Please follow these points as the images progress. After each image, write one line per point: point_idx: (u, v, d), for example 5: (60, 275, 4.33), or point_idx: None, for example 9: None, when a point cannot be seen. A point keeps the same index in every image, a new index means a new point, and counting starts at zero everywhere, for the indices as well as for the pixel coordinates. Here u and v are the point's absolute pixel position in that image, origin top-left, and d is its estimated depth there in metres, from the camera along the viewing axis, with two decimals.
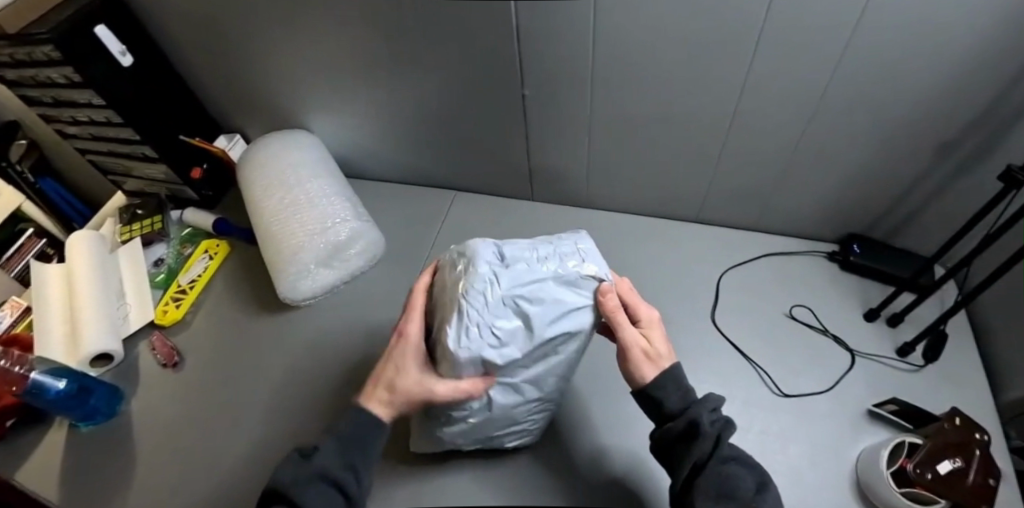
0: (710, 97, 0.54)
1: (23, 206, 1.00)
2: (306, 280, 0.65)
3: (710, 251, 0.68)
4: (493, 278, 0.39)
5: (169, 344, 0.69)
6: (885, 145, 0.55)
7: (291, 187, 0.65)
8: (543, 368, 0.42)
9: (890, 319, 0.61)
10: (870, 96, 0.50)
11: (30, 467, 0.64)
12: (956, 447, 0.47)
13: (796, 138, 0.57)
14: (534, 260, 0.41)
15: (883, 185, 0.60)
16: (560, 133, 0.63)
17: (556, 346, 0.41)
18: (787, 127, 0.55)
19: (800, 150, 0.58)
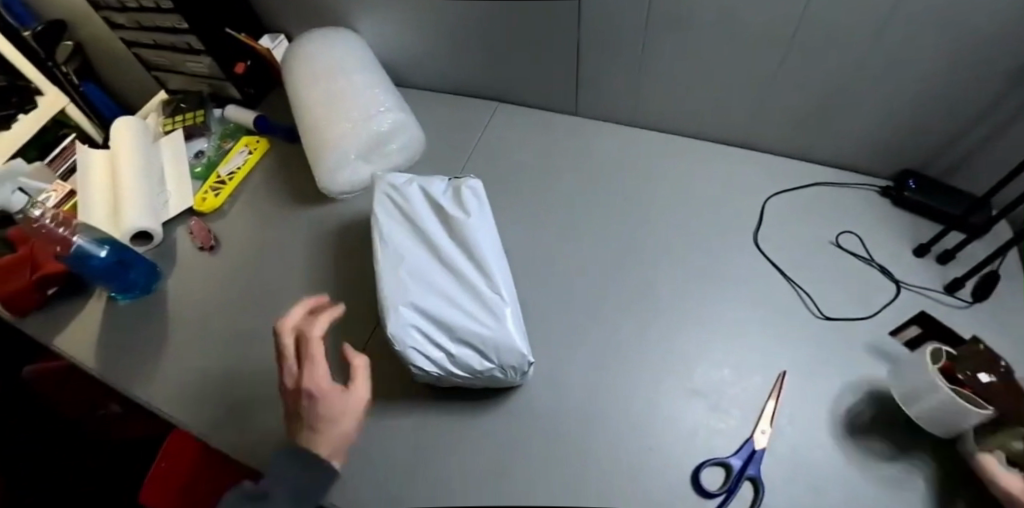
0: (773, 9, 0.51)
1: (67, 108, 1.00)
2: (345, 170, 0.65)
3: (757, 177, 0.66)
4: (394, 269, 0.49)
5: (207, 229, 0.70)
6: (955, 76, 0.51)
7: (335, 77, 0.65)
8: (480, 350, 0.45)
9: (941, 256, 0.58)
10: (946, 17, 0.47)
11: (70, 331, 0.66)
12: (982, 364, 0.43)
13: (859, 61, 0.54)
14: (419, 257, 0.49)
15: (950, 120, 0.57)
16: (612, 43, 0.61)
17: (466, 329, 0.45)
18: (851, 47, 0.52)
19: (862, 74, 0.55)
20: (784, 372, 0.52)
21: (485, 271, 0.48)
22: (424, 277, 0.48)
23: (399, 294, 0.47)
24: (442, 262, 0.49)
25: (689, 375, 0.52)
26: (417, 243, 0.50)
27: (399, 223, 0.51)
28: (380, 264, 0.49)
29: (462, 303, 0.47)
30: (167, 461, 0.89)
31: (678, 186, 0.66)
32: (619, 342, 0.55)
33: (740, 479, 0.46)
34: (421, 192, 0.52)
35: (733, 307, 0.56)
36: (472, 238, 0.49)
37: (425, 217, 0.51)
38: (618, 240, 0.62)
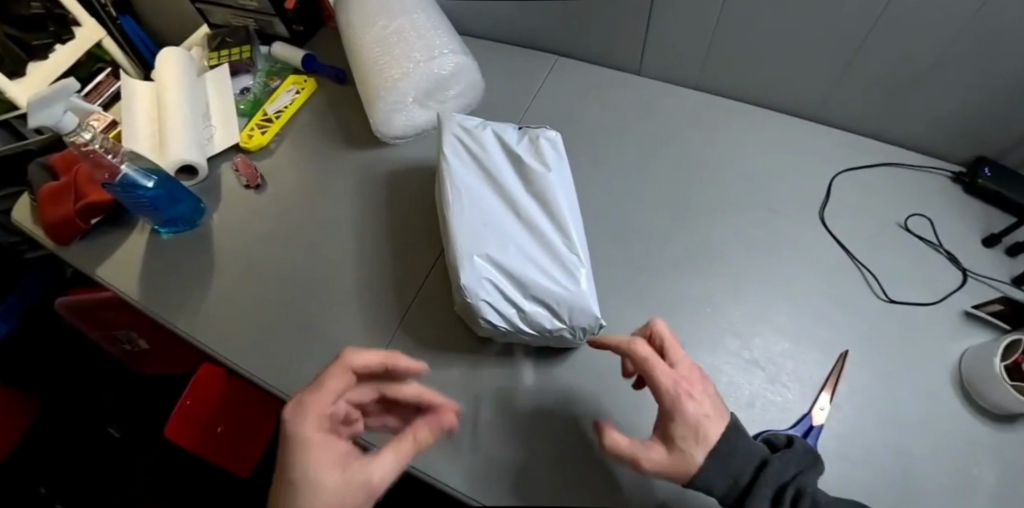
0: None
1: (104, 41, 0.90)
2: (401, 115, 0.63)
3: (823, 154, 0.64)
4: (464, 215, 0.47)
5: (253, 167, 0.68)
6: None
7: (396, 15, 0.63)
8: (554, 308, 0.44)
9: (1011, 248, 0.56)
10: None
11: (114, 263, 0.65)
12: None
13: (951, 38, 0.51)
14: (489, 205, 0.48)
15: None
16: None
17: (538, 286, 0.44)
18: (947, 20, 0.50)
19: (953, 53, 0.52)
20: (845, 352, 0.51)
21: (564, 230, 0.47)
22: (497, 227, 0.47)
23: (473, 241, 0.45)
24: (516, 213, 0.47)
25: (747, 346, 0.52)
26: (489, 189, 0.49)
27: (474, 168, 0.49)
28: (452, 208, 0.47)
29: (536, 258, 0.46)
30: (190, 399, 0.84)
31: (741, 159, 0.64)
32: (677, 309, 0.54)
33: None
34: (495, 139, 0.50)
35: (792, 282, 0.55)
36: (549, 193, 0.48)
37: (497, 163, 0.49)
38: (677, 207, 0.61)
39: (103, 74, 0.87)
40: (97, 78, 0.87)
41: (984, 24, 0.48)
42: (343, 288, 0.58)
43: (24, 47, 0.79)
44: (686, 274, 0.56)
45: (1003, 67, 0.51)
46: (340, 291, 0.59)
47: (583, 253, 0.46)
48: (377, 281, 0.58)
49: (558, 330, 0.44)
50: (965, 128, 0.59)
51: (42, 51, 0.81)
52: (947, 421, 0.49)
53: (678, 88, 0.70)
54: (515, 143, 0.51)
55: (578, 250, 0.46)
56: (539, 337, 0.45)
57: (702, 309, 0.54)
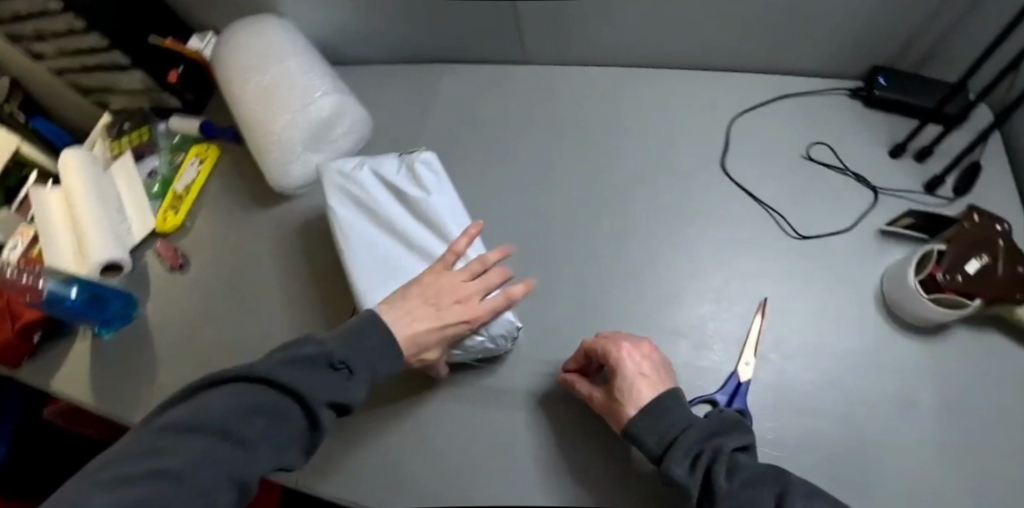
0: None
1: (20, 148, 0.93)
2: (295, 166, 0.63)
3: (719, 101, 0.63)
4: (363, 260, 0.48)
5: (175, 248, 0.69)
6: None
7: (266, 70, 0.63)
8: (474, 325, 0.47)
9: (919, 153, 0.56)
10: None
11: (66, 374, 0.66)
12: (981, 243, 0.47)
13: None
14: (386, 244, 0.48)
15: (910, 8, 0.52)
16: None
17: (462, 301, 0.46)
18: None
19: None
20: (765, 300, 0.51)
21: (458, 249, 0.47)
22: (397, 263, 0.48)
23: (374, 285, 0.47)
24: (411, 244, 0.48)
25: (673, 316, 0.52)
26: (378, 227, 0.49)
27: (361, 209, 0.49)
28: (348, 257, 0.48)
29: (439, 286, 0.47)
30: None
31: (640, 126, 0.63)
32: (597, 294, 0.54)
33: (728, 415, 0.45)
34: (374, 175, 0.50)
35: (706, 240, 0.55)
36: (436, 218, 0.48)
37: (381, 199, 0.49)
38: (587, 191, 0.60)
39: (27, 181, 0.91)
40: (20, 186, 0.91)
41: None
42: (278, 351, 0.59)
43: None
44: (601, 257, 0.56)
45: None
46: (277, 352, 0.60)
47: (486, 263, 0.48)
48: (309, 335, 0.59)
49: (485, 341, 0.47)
50: (849, 43, 0.58)
51: None
52: (877, 345, 0.49)
53: (567, 68, 0.69)
54: (395, 174, 0.50)
55: (477, 263, 0.47)
56: (467, 353, 0.48)
57: (622, 289, 0.54)
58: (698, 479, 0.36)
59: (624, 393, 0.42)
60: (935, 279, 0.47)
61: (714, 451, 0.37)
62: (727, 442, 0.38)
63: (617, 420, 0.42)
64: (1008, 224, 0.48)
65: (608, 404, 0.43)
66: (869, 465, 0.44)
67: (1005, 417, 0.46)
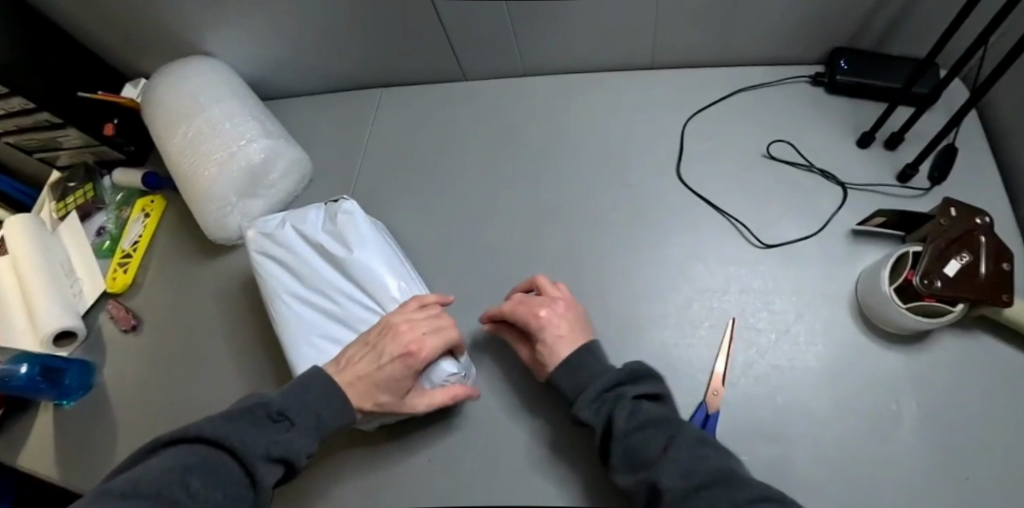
0: None
1: None
2: (232, 217, 0.59)
3: (672, 101, 0.59)
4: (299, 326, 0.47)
5: (126, 309, 0.67)
6: None
7: (193, 118, 0.60)
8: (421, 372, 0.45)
9: (888, 141, 0.51)
10: None
11: (30, 449, 0.65)
12: (959, 242, 0.43)
13: None
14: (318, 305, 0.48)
15: None
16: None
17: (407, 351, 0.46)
18: None
19: None
20: (734, 320, 0.48)
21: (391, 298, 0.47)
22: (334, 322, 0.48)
23: (310, 353, 0.46)
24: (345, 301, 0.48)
25: (634, 344, 0.49)
26: (308, 289, 0.48)
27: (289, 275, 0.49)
28: (281, 325, 0.47)
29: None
30: None
31: (589, 136, 0.59)
32: None
33: None
34: (297, 233, 0.49)
35: (665, 256, 0.52)
36: (364, 273, 0.47)
37: (308, 259, 0.49)
38: (538, 212, 0.57)
39: None
40: None
41: None
42: None
43: None
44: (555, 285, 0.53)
45: None
46: None
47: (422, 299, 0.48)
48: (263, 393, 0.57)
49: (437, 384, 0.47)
50: (803, 28, 0.53)
51: None
52: (854, 358, 0.45)
53: (511, 80, 0.65)
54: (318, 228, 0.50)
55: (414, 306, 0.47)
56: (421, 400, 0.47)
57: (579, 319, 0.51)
58: (601, 420, 0.39)
59: (546, 356, 0.43)
60: (911, 286, 0.43)
61: (614, 396, 0.39)
62: (628, 389, 0.39)
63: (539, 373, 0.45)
64: (989, 216, 0.44)
65: (534, 362, 0.45)
66: (851, 491, 0.41)
67: (996, 427, 0.42)
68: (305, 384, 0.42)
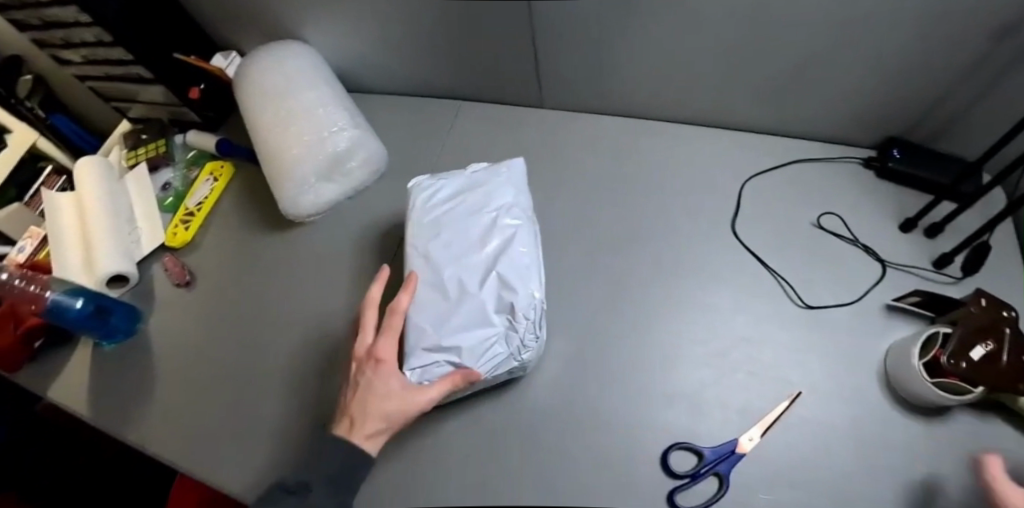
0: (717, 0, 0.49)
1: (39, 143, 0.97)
2: (308, 195, 0.63)
3: (733, 160, 0.63)
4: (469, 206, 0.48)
5: (181, 264, 0.69)
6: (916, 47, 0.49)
7: (286, 99, 0.64)
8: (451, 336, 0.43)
9: (929, 229, 0.56)
10: None
11: (63, 383, 0.66)
12: (986, 329, 0.46)
13: (821, 38, 0.51)
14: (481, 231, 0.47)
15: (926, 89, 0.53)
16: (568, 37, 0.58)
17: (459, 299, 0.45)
18: (808, 23, 0.49)
19: (828, 51, 0.52)
20: (798, 393, 0.50)
21: (502, 304, 0.45)
22: (455, 258, 0.46)
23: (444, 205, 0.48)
24: (478, 276, 0.46)
25: (674, 376, 0.52)
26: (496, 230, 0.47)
27: (495, 206, 0.48)
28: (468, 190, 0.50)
29: (450, 292, 0.45)
30: None
31: (651, 178, 0.64)
32: (598, 346, 0.54)
33: (707, 470, 0.46)
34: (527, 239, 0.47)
35: (711, 299, 0.56)
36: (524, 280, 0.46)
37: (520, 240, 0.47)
38: (596, 242, 0.60)
39: (46, 171, 0.98)
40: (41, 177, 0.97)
41: (842, 23, 0.49)
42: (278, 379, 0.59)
43: None
44: (607, 311, 0.56)
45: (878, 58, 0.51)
46: (273, 380, 0.59)
47: (518, 362, 0.46)
48: (307, 366, 0.59)
49: (434, 359, 0.43)
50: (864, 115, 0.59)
51: None
52: (877, 425, 0.49)
53: (584, 114, 0.70)
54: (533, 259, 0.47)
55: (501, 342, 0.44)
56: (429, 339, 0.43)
57: (624, 346, 0.54)
58: None
59: None
60: (938, 362, 0.47)
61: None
62: None
63: None
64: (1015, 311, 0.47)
65: None
66: None
67: None
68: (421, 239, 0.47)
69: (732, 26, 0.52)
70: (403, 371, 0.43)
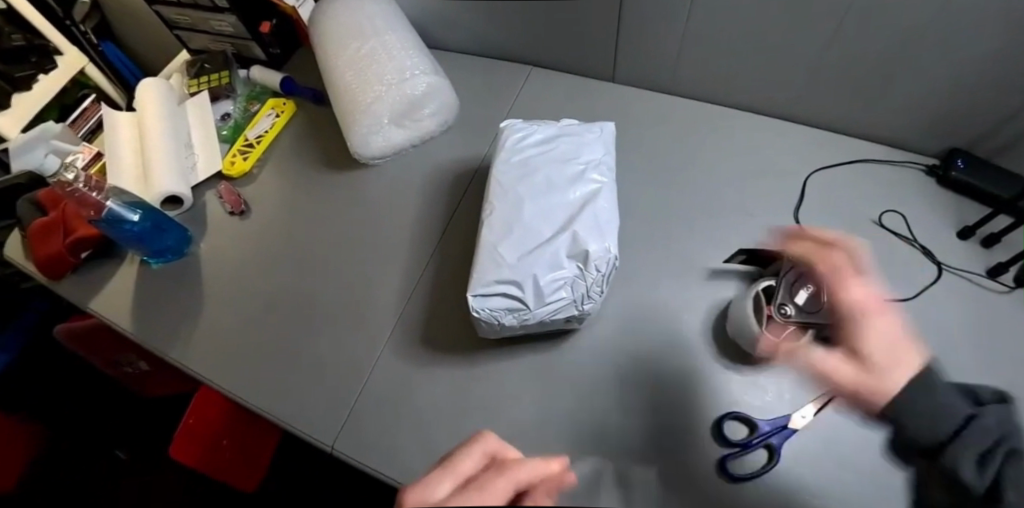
0: None
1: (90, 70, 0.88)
2: (377, 136, 0.65)
3: (799, 153, 0.64)
4: (564, 158, 0.50)
5: (237, 194, 0.70)
6: (1003, 61, 0.50)
7: (366, 37, 0.64)
8: (520, 277, 0.44)
9: (985, 239, 0.57)
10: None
11: (106, 295, 0.66)
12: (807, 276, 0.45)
13: (912, 40, 0.52)
14: (567, 180, 0.49)
15: (1002, 103, 0.54)
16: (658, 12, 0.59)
17: (534, 238, 0.46)
18: (905, 21, 0.50)
19: (915, 55, 0.53)
20: None
21: (576, 250, 0.45)
22: (541, 197, 0.48)
23: (540, 151, 0.51)
24: (558, 220, 0.47)
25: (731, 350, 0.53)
26: (581, 185, 0.49)
27: (586, 159, 0.50)
28: (557, 148, 0.51)
29: (528, 228, 0.46)
30: (193, 418, 0.70)
31: (717, 159, 0.65)
32: (654, 313, 0.55)
33: (761, 441, 0.46)
34: (607, 199, 0.48)
35: None
36: (599, 230, 0.46)
37: (602, 198, 0.48)
38: (658, 213, 0.62)
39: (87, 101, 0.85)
40: (82, 105, 0.85)
41: (937, 27, 0.50)
42: (330, 313, 0.60)
43: (6, 78, 0.77)
44: (665, 280, 0.57)
45: (962, 67, 0.53)
46: (324, 313, 0.60)
47: (579, 312, 0.46)
48: (360, 304, 0.60)
49: (500, 287, 0.44)
50: (935, 123, 0.60)
51: (24, 82, 0.79)
52: None
53: (652, 92, 0.71)
54: (612, 215, 0.47)
55: (567, 287, 0.45)
56: (497, 273, 0.45)
57: (681, 316, 0.54)
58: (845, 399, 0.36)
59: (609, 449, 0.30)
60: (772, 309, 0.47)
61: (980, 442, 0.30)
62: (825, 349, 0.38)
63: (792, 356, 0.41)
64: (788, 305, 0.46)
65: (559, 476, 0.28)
66: None
67: None
68: (513, 180, 0.49)
69: (828, 16, 0.53)
70: (469, 293, 0.44)
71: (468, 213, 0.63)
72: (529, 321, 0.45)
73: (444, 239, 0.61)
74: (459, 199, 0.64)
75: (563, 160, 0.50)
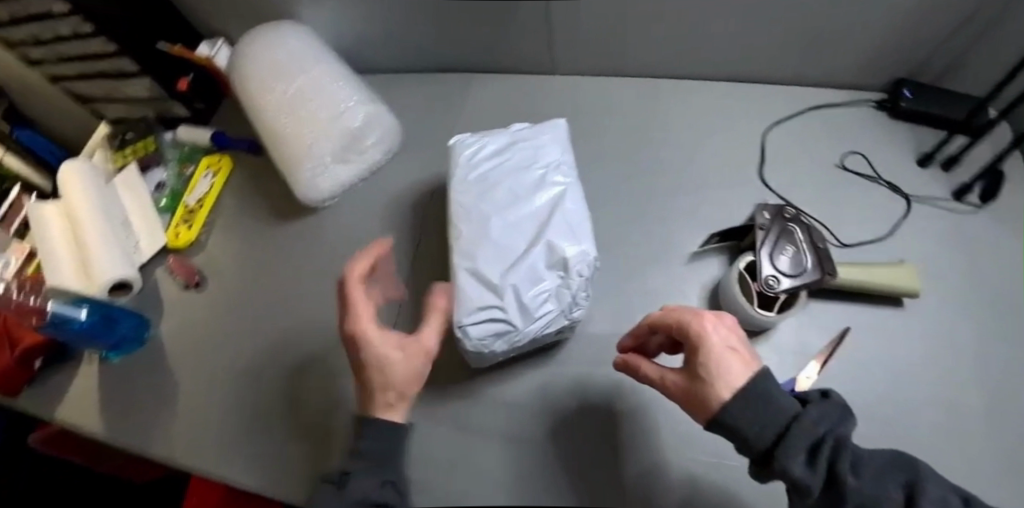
0: None
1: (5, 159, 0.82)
2: (323, 176, 0.61)
3: (751, 112, 0.64)
4: (522, 166, 0.48)
5: (189, 264, 0.66)
6: None
7: (293, 77, 0.61)
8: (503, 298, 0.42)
9: (946, 163, 0.58)
10: None
11: (70, 402, 0.61)
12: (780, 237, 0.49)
13: None
14: (530, 188, 0.47)
15: (941, 31, 0.54)
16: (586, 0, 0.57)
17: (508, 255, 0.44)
18: None
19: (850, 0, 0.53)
20: (847, 330, 0.50)
21: (555, 259, 0.43)
22: (505, 211, 0.46)
23: (496, 163, 0.48)
24: (528, 232, 0.45)
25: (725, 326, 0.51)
26: (544, 190, 0.47)
27: (545, 162, 0.48)
28: (514, 155, 0.49)
29: (498, 246, 0.44)
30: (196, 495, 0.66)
31: (674, 134, 0.63)
32: (642, 304, 0.54)
33: None
34: (574, 200, 0.47)
35: None
36: (573, 233, 0.45)
37: (569, 200, 0.46)
38: (625, 199, 0.60)
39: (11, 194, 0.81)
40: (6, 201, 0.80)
41: None
42: (311, 373, 0.57)
43: None
44: (646, 269, 0.55)
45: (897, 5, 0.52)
46: (306, 375, 0.57)
47: (569, 321, 0.45)
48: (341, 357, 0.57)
49: (485, 314, 0.42)
50: (878, 60, 0.60)
51: None
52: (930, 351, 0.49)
53: (594, 77, 0.69)
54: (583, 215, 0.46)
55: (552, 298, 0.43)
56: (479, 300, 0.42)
57: (669, 302, 0.53)
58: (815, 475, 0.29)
59: (709, 370, 0.32)
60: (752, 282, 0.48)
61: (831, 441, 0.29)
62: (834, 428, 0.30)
63: (699, 408, 0.33)
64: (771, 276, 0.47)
65: (689, 386, 0.34)
66: None
67: None
68: (473, 200, 0.47)
69: None
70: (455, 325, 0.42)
71: (434, 239, 0.60)
72: (519, 341, 0.44)
73: (414, 271, 0.59)
74: (422, 227, 0.61)
75: (520, 168, 0.48)
